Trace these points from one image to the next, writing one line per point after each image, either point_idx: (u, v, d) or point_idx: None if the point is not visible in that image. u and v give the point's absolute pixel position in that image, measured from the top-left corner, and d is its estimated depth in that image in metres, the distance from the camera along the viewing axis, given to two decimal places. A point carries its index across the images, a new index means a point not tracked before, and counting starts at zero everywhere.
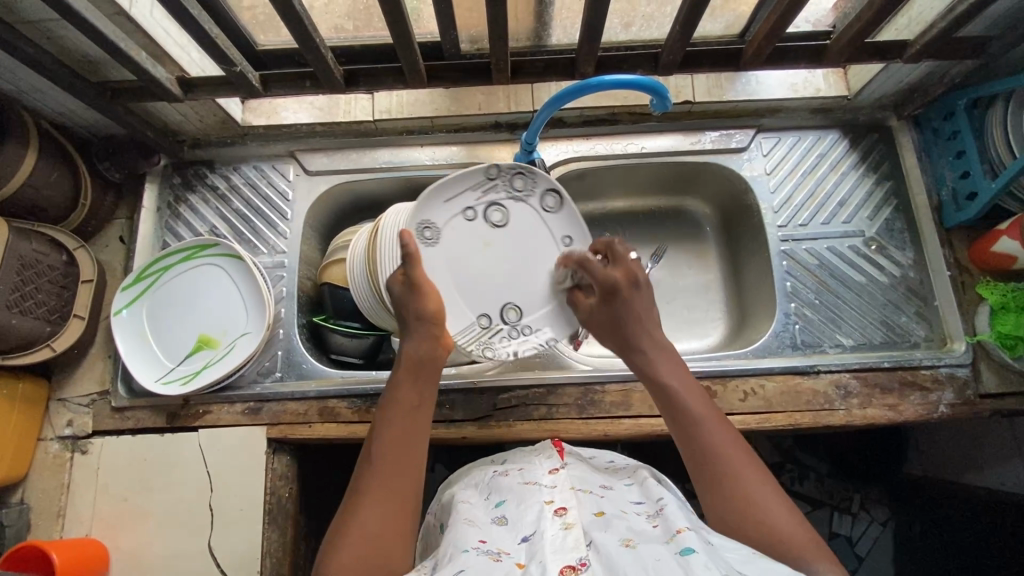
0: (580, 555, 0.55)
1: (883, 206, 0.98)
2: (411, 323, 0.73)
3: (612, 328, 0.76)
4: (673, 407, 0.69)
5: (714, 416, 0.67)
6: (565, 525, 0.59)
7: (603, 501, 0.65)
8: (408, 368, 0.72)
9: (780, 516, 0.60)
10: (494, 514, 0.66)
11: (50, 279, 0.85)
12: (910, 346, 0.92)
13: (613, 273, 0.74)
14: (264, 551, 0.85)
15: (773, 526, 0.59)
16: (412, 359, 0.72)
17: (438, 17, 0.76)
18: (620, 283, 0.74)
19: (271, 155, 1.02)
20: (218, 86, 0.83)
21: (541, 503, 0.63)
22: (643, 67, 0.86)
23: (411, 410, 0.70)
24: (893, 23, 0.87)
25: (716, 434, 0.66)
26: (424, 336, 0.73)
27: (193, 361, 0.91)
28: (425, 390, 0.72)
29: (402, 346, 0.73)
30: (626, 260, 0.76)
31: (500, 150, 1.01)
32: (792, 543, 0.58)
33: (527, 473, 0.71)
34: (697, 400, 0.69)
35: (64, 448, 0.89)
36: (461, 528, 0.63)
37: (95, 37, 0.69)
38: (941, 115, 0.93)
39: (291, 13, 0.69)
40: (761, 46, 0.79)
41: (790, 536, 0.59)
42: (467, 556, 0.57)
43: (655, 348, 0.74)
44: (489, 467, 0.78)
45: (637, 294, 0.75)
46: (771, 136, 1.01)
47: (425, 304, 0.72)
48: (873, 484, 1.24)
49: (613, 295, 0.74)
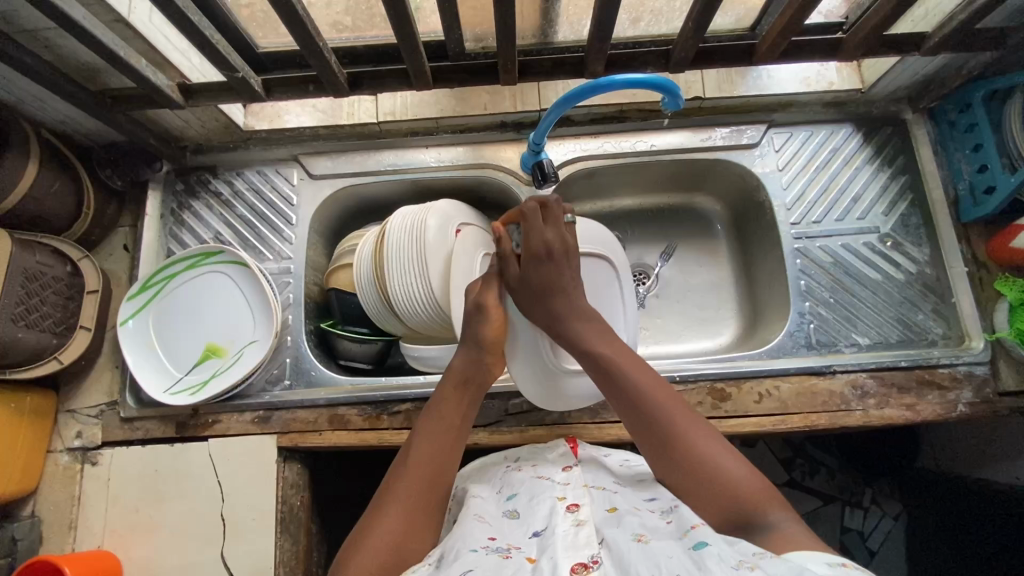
0: (592, 552, 0.54)
1: (900, 201, 0.96)
2: (469, 344, 0.76)
3: (533, 300, 0.75)
4: (613, 376, 0.69)
5: (663, 388, 0.67)
6: (577, 522, 0.58)
7: (615, 498, 0.65)
8: (456, 383, 0.73)
9: (734, 467, 0.60)
10: (506, 508, 0.66)
11: (55, 291, 0.84)
12: (928, 344, 0.91)
13: (548, 234, 0.76)
14: (276, 561, 0.85)
15: (733, 478, 0.59)
16: (461, 376, 0.74)
17: (444, 15, 0.74)
18: (552, 246, 0.75)
19: (275, 159, 1.00)
20: (219, 91, 0.82)
21: (553, 499, 0.63)
22: (652, 65, 0.84)
23: (454, 423, 0.70)
24: (910, 14, 0.85)
25: (653, 390, 0.67)
26: (475, 357, 0.75)
27: (201, 370, 0.91)
28: (468, 406, 0.72)
29: (453, 363, 0.76)
30: (558, 219, 0.78)
31: (507, 150, 0.99)
32: (746, 495, 0.58)
33: (540, 469, 0.71)
34: (637, 369, 0.69)
35: (74, 460, 0.89)
36: (473, 524, 0.62)
37: (94, 47, 0.67)
38: (957, 107, 0.91)
39: (292, 16, 0.67)
40: (774, 41, 0.77)
41: (741, 485, 0.59)
42: (475, 555, 0.55)
43: (596, 330, 0.73)
44: (501, 464, 0.78)
45: (569, 262, 0.77)
46: (783, 131, 0.99)
47: (484, 331, 0.76)
48: (885, 477, 1.23)
49: (543, 259, 0.75)
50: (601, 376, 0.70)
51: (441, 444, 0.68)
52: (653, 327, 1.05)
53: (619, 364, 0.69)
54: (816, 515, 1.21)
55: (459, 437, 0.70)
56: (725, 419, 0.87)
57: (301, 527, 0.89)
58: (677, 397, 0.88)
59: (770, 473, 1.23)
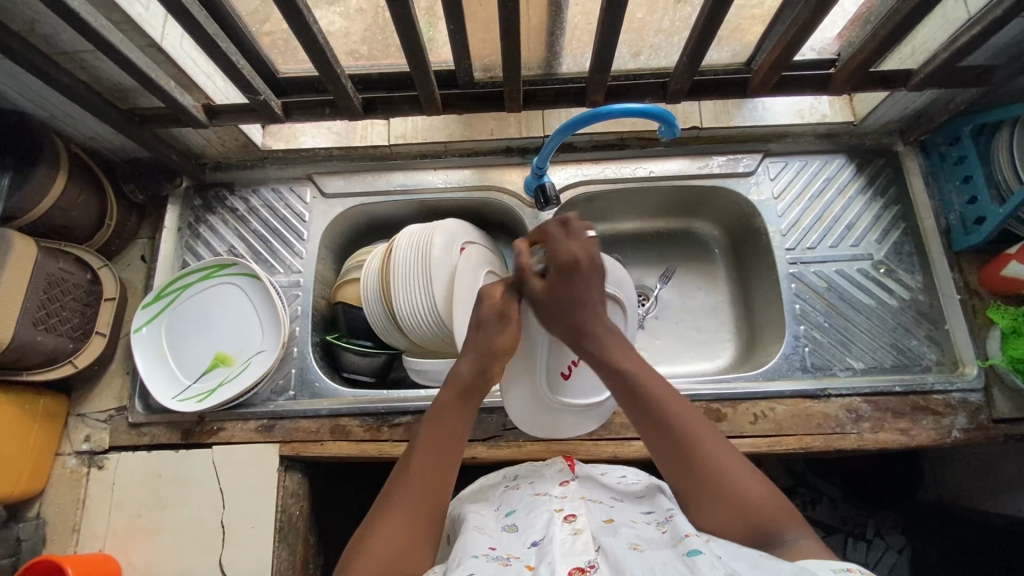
0: (589, 558, 0.55)
1: (892, 229, 0.99)
2: (480, 350, 0.70)
3: (564, 328, 0.70)
4: (637, 396, 0.66)
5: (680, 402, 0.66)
6: (574, 531, 0.60)
7: (613, 512, 0.66)
8: (458, 390, 0.69)
9: (751, 487, 0.61)
10: (505, 523, 0.67)
11: (74, 297, 0.87)
12: (922, 369, 0.92)
13: (576, 249, 0.72)
14: (273, 569, 0.86)
15: (745, 495, 0.60)
16: (468, 383, 0.70)
17: (454, 47, 0.79)
18: (580, 258, 0.71)
19: (289, 177, 1.05)
20: (240, 113, 0.87)
21: (551, 511, 0.64)
22: (651, 96, 0.89)
23: (455, 432, 0.67)
24: (897, 52, 0.90)
25: (677, 410, 0.65)
26: (485, 365, 0.70)
27: (209, 378, 0.93)
28: (467, 414, 0.69)
29: (457, 366, 0.71)
30: (582, 235, 0.73)
31: (511, 173, 1.03)
32: (764, 513, 0.59)
33: (538, 485, 0.72)
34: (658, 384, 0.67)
35: (81, 464, 0.91)
36: (471, 535, 0.64)
37: (129, 68, 0.72)
38: (948, 140, 0.95)
39: (313, 45, 0.72)
40: (766, 74, 0.81)
41: (761, 504, 0.60)
42: (476, 561, 0.57)
43: (607, 339, 0.70)
44: (500, 484, 0.78)
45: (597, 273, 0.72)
46: (778, 160, 1.02)
47: (500, 338, 0.71)
48: (888, 510, 1.21)
49: (575, 271, 0.70)
50: (625, 396, 0.67)
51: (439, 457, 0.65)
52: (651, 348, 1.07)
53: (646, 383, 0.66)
54: None
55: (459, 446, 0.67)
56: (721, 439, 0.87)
57: (298, 536, 0.90)
58: None
59: None
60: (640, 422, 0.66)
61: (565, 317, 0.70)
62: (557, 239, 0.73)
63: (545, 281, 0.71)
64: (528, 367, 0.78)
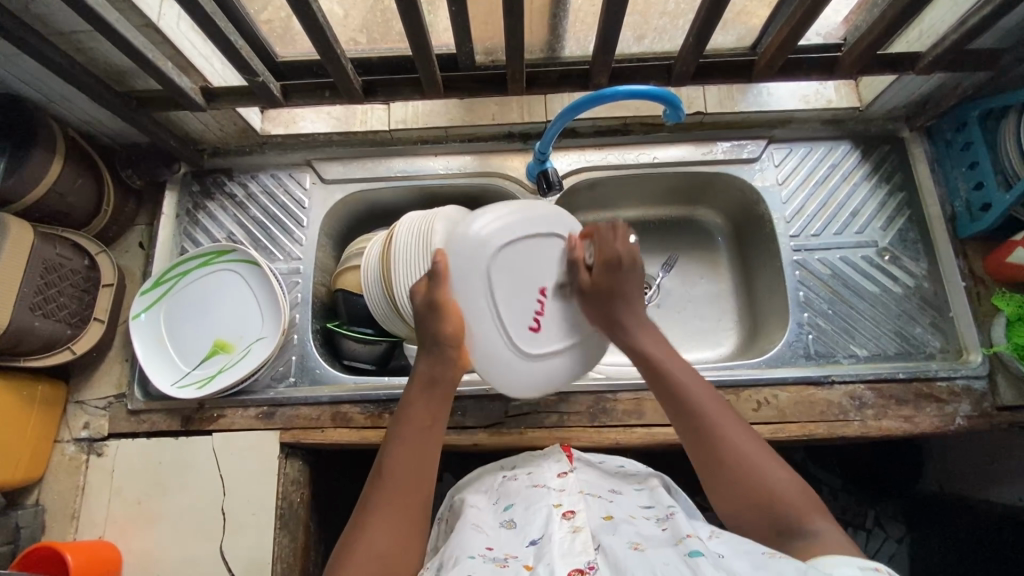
0: (588, 558, 0.55)
1: (897, 216, 0.98)
2: (431, 344, 0.74)
3: (602, 315, 0.78)
4: (666, 384, 0.71)
5: (709, 391, 0.70)
6: (573, 529, 0.59)
7: (610, 506, 0.65)
8: (423, 386, 0.73)
9: (773, 476, 0.63)
10: (503, 518, 0.66)
11: (71, 283, 0.86)
12: (926, 357, 0.91)
13: (618, 248, 0.79)
14: (274, 556, 0.85)
15: (770, 484, 0.63)
16: (428, 377, 0.73)
17: (455, 29, 0.77)
18: (624, 257, 0.79)
19: (288, 163, 1.03)
20: (239, 96, 0.85)
21: (550, 506, 0.64)
22: (656, 79, 0.87)
23: (426, 428, 0.71)
24: (905, 36, 0.88)
25: (702, 398, 0.69)
26: (442, 358, 0.73)
27: (208, 365, 0.92)
28: (437, 408, 0.72)
29: (418, 365, 0.75)
30: (625, 237, 0.81)
31: (514, 160, 1.02)
32: (787, 504, 0.62)
33: (536, 476, 0.71)
34: (685, 371, 0.72)
35: (80, 451, 0.90)
36: (468, 535, 0.63)
37: (125, 48, 0.71)
38: (954, 126, 0.94)
39: (314, 25, 0.71)
40: (773, 57, 0.80)
41: (785, 495, 0.62)
42: (473, 563, 0.57)
43: (644, 328, 0.77)
44: (497, 473, 0.77)
45: (636, 272, 0.80)
46: (783, 147, 1.01)
47: (443, 326, 0.73)
48: (888, 499, 1.22)
49: (618, 267, 0.78)
50: (656, 384, 0.73)
51: (413, 454, 0.68)
52: None
53: (676, 373, 0.72)
54: None
55: (432, 441, 0.70)
56: None
57: (299, 523, 0.89)
58: None
59: None
60: (671, 408, 0.71)
61: (603, 305, 0.78)
62: (604, 239, 0.80)
63: (592, 274, 0.79)
64: (483, 319, 0.76)
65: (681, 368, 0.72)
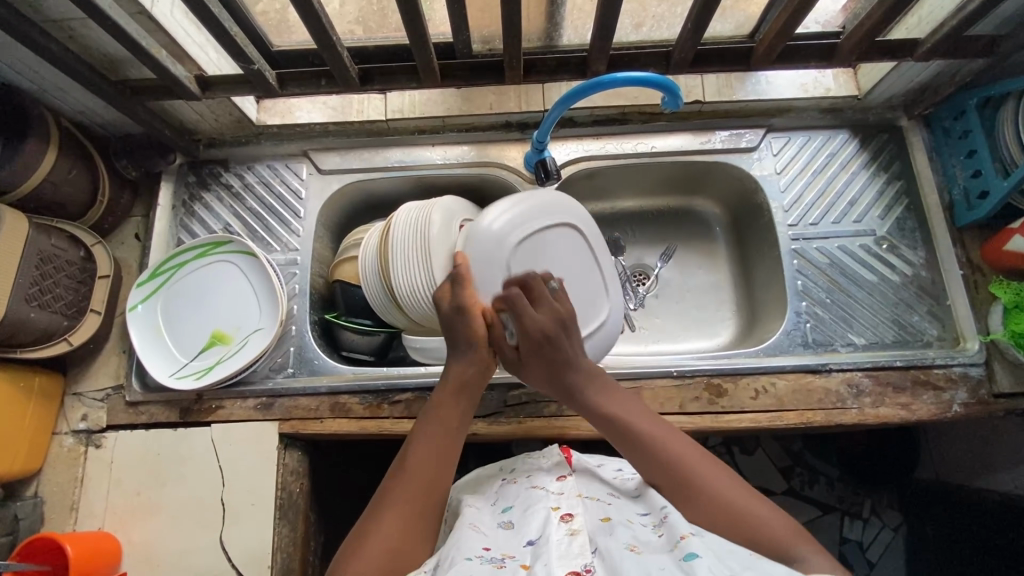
0: (585, 561, 0.55)
1: (894, 205, 0.98)
2: (463, 343, 0.75)
3: (546, 376, 0.76)
4: (631, 435, 0.68)
5: (674, 435, 0.68)
6: (570, 531, 0.59)
7: (609, 509, 0.65)
8: (453, 387, 0.73)
9: (760, 513, 0.60)
10: (501, 519, 0.66)
11: (68, 274, 0.86)
12: (923, 345, 0.92)
13: (542, 319, 0.75)
14: (274, 546, 0.86)
15: (756, 522, 0.59)
16: (460, 379, 0.73)
17: (452, 17, 0.77)
18: (548, 328, 0.75)
19: (285, 154, 1.03)
20: (235, 84, 0.85)
21: (547, 509, 0.63)
22: (653, 66, 0.87)
23: (453, 427, 0.70)
24: (904, 22, 0.88)
25: (668, 442, 0.67)
26: (473, 359, 0.74)
27: (206, 356, 0.92)
28: (466, 410, 0.72)
29: (451, 364, 0.75)
30: (555, 299, 0.78)
31: (511, 149, 1.02)
32: (777, 540, 0.58)
33: (535, 479, 0.71)
34: (647, 421, 0.69)
35: (79, 442, 0.90)
36: (466, 533, 0.63)
37: (119, 36, 0.70)
38: (952, 115, 0.93)
39: (309, 13, 0.70)
40: (771, 44, 0.80)
41: (774, 529, 0.59)
42: (470, 564, 0.56)
43: (589, 382, 0.75)
44: (496, 476, 0.77)
45: (569, 337, 0.76)
46: (781, 136, 1.01)
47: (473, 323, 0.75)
48: (885, 488, 1.21)
49: (545, 343, 0.74)
50: (620, 441, 0.70)
51: (436, 453, 0.68)
52: (651, 327, 1.06)
53: (638, 423, 0.69)
54: (815, 524, 1.20)
55: (455, 442, 0.70)
56: (722, 414, 0.87)
57: (299, 514, 0.89)
58: (675, 391, 0.89)
59: (769, 481, 1.22)
60: (637, 462, 0.67)
61: (542, 361, 0.75)
62: (541, 300, 0.78)
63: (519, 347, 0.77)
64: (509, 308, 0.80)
65: (643, 421, 0.69)
